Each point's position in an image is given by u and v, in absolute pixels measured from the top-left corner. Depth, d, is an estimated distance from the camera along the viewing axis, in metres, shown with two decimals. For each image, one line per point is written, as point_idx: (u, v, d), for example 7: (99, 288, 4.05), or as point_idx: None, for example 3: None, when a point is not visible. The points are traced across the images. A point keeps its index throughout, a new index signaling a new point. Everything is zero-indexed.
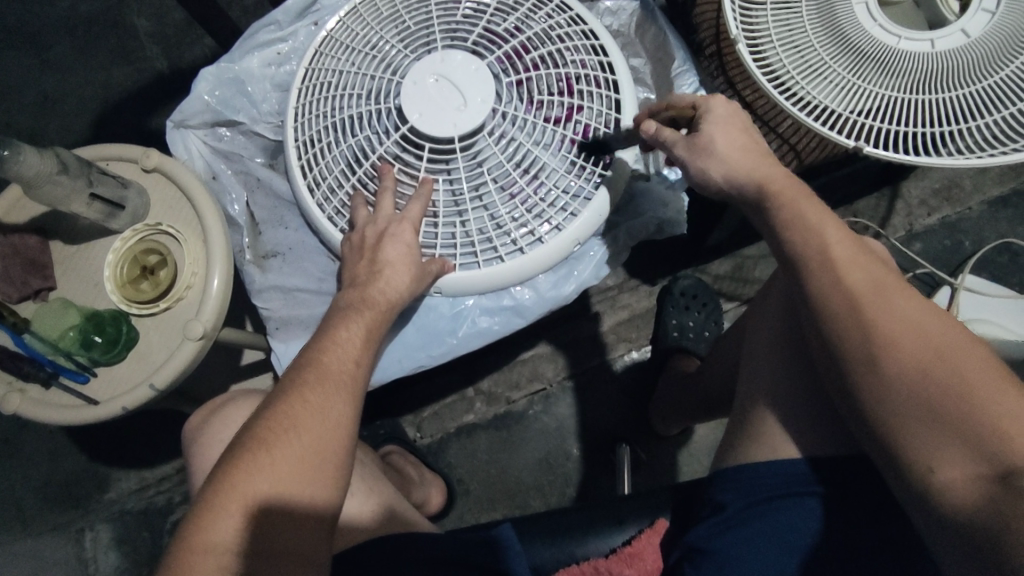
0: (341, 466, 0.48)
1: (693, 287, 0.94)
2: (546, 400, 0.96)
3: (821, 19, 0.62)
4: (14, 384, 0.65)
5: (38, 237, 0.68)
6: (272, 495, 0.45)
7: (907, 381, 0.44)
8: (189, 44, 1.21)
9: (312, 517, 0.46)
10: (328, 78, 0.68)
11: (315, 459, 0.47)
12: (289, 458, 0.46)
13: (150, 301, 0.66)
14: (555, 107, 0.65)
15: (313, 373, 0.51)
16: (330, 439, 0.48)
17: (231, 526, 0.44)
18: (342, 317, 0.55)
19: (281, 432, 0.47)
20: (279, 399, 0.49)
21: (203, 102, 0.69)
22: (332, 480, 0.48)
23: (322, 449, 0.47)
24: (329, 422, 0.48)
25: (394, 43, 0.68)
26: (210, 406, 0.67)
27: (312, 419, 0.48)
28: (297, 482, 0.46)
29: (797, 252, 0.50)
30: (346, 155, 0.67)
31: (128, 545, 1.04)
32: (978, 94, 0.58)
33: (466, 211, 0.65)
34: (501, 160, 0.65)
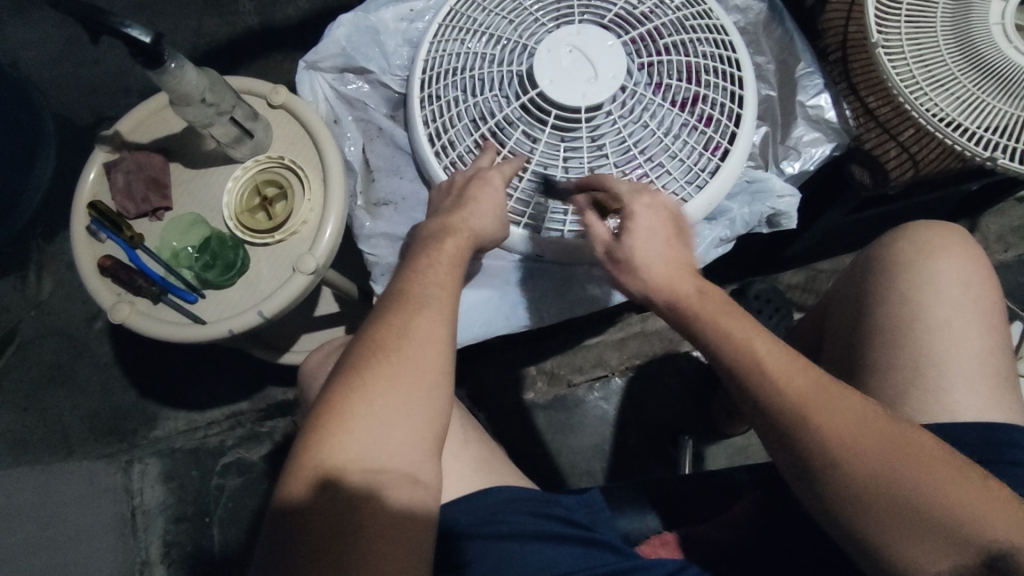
0: (441, 378, 0.50)
1: (767, 292, 0.95)
2: (605, 387, 0.98)
3: (954, 35, 0.63)
4: (123, 296, 0.66)
5: (161, 157, 0.69)
6: (373, 434, 0.47)
7: (856, 477, 0.46)
8: (284, 3, 1.22)
9: (411, 453, 0.48)
10: (457, 36, 0.68)
11: (413, 389, 0.49)
12: (390, 376, 0.49)
13: (265, 231, 0.67)
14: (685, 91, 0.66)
15: (408, 308, 0.51)
16: (427, 369, 0.50)
17: (344, 442, 0.47)
18: (427, 254, 0.55)
19: (381, 369, 0.49)
20: (370, 336, 0.51)
21: (338, 47, 0.71)
22: (431, 415, 0.49)
23: (425, 382, 0.50)
24: (429, 353, 0.50)
25: (529, 9, 0.67)
26: (321, 353, 0.68)
27: (411, 354, 0.50)
28: (396, 416, 0.48)
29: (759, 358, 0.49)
30: (469, 112, 0.66)
31: (173, 483, 1.04)
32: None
33: None
34: (623, 139, 0.64)
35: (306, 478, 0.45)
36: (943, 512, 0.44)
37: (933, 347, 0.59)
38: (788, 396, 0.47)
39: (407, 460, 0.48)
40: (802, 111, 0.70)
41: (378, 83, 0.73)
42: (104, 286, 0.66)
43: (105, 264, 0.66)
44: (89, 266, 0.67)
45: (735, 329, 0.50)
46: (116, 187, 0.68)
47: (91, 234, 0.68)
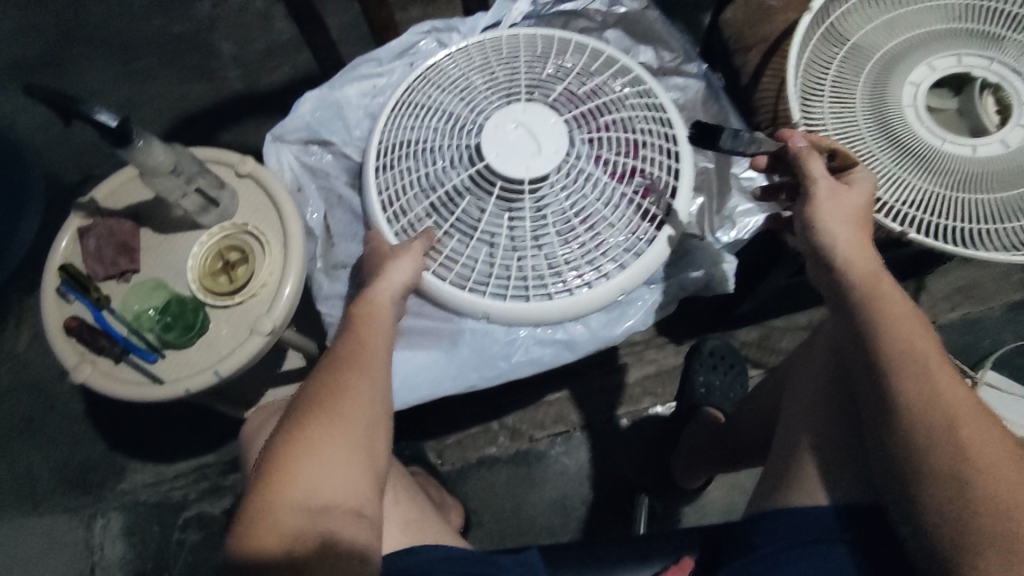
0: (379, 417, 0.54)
1: (721, 349, 0.98)
2: (567, 442, 0.99)
3: (872, 117, 0.69)
4: (86, 356, 0.69)
5: (132, 223, 0.73)
6: (322, 481, 0.49)
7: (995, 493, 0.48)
8: (270, 69, 1.28)
9: (360, 488, 0.51)
10: (414, 113, 0.73)
11: (360, 431, 0.52)
12: (330, 423, 0.51)
13: (226, 294, 0.70)
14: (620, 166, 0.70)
15: (350, 360, 0.55)
16: (369, 409, 0.53)
17: (290, 490, 0.48)
18: (362, 304, 0.58)
19: (327, 420, 0.51)
20: (313, 387, 0.53)
21: (304, 121, 0.76)
22: (373, 450, 0.53)
23: (369, 425, 0.53)
24: (369, 398, 0.53)
25: (481, 89, 0.73)
26: (263, 414, 0.70)
27: (354, 400, 0.53)
28: (343, 461, 0.50)
29: (917, 348, 0.52)
30: (422, 183, 0.70)
31: (135, 537, 1.05)
32: (993, 203, 0.65)
33: (525, 255, 0.67)
34: (564, 209, 0.68)
35: (262, 535, 0.47)
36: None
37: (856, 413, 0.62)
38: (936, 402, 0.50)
39: (356, 496, 0.50)
40: (736, 182, 0.74)
41: (340, 154, 0.78)
42: (69, 346, 0.69)
43: (70, 325, 0.69)
44: (56, 326, 0.70)
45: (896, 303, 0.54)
46: (87, 251, 0.72)
47: (60, 295, 0.71)
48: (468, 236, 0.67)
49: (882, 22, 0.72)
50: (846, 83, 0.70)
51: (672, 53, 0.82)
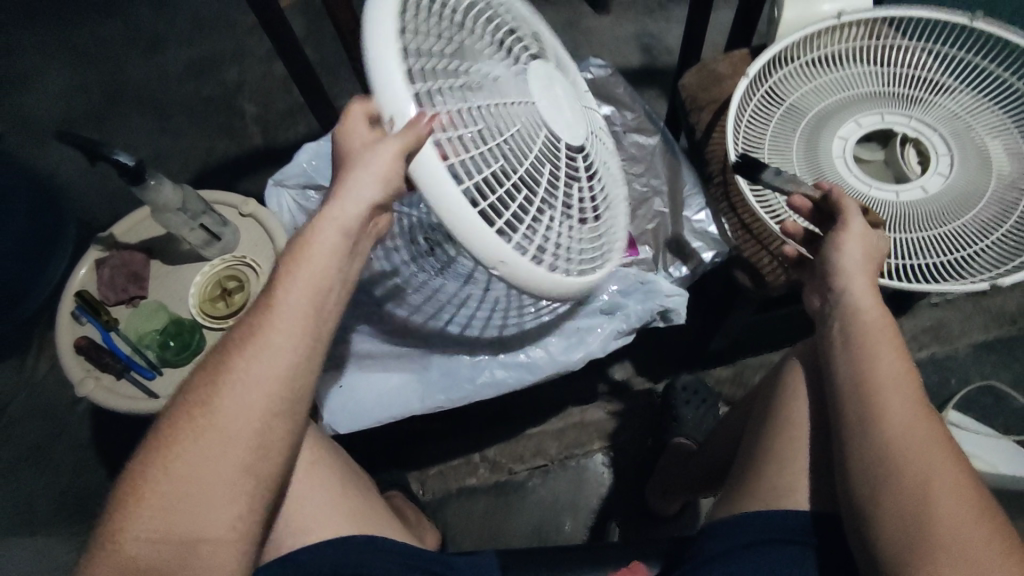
0: (256, 424, 0.48)
1: (693, 384, 1.02)
2: (544, 474, 1.03)
3: (807, 167, 0.77)
4: (91, 372, 0.76)
5: (144, 255, 0.82)
6: (188, 478, 0.47)
7: (954, 515, 0.51)
8: (286, 129, 1.43)
9: (228, 488, 0.48)
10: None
11: (233, 429, 0.48)
12: (199, 438, 0.48)
13: (223, 317, 0.78)
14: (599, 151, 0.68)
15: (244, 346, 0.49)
16: (242, 422, 0.48)
17: (152, 501, 0.47)
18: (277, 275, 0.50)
19: (195, 432, 0.48)
20: (195, 383, 0.49)
21: (301, 168, 0.86)
22: (249, 450, 0.48)
23: (248, 424, 0.48)
24: (247, 405, 0.48)
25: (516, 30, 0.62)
26: None
27: (227, 407, 0.48)
28: (214, 459, 0.47)
29: (897, 377, 0.56)
30: (457, 74, 0.52)
31: None
32: (915, 243, 0.71)
33: (555, 220, 0.55)
34: (585, 185, 0.60)
35: (119, 550, 0.46)
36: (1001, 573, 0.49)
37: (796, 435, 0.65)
38: (908, 430, 0.54)
39: (225, 510, 0.47)
40: (690, 224, 0.83)
41: None
42: (77, 362, 0.76)
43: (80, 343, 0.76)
44: (67, 345, 0.77)
45: (878, 334, 0.58)
46: (101, 279, 0.80)
47: (73, 317, 0.79)
48: (505, 170, 0.52)
49: (818, 84, 0.80)
50: (784, 137, 0.79)
51: (634, 114, 0.91)
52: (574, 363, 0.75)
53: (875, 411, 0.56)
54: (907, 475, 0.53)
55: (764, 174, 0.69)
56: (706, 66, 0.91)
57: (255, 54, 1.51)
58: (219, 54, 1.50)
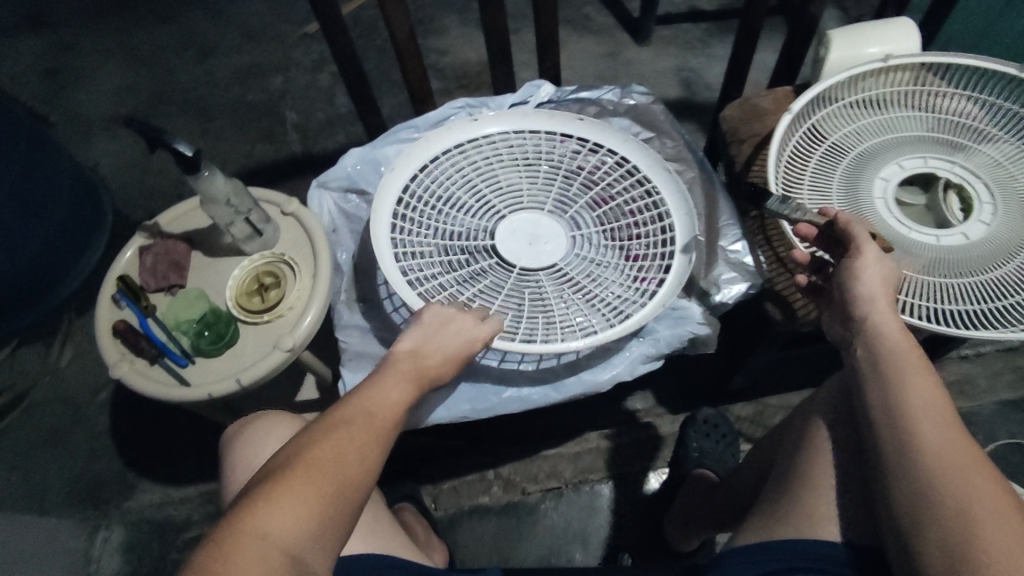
0: (342, 487, 0.54)
1: (714, 417, 1.02)
2: (557, 498, 1.02)
3: (847, 206, 0.77)
4: (126, 356, 0.77)
5: (186, 245, 0.84)
6: (269, 510, 0.50)
7: (992, 536, 0.49)
8: (324, 138, 1.46)
9: (297, 524, 0.50)
10: (606, 244, 0.82)
11: (316, 480, 0.52)
12: (301, 492, 0.51)
13: (257, 311, 0.78)
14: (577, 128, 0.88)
15: (336, 423, 0.57)
16: (332, 484, 0.53)
17: (247, 551, 0.47)
18: (376, 379, 0.63)
19: (281, 487, 0.51)
20: (297, 449, 0.55)
21: (345, 171, 0.88)
22: (323, 498, 0.52)
23: (333, 480, 0.53)
24: (343, 466, 0.54)
25: (617, 250, 0.81)
26: (241, 420, 0.73)
27: (324, 465, 0.53)
28: (298, 502, 0.51)
29: (921, 400, 0.55)
30: (547, 278, 0.80)
31: (133, 552, 1.10)
32: (958, 288, 0.71)
33: (414, 237, 0.81)
34: (461, 213, 0.83)
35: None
36: None
37: (817, 473, 0.65)
38: (940, 452, 0.53)
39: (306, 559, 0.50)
40: (724, 255, 0.81)
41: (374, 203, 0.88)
42: (113, 345, 0.77)
43: (119, 327, 0.78)
44: (105, 327, 0.79)
45: (897, 359, 0.58)
46: (144, 266, 0.82)
47: (114, 301, 0.81)
48: (460, 265, 0.80)
49: (860, 125, 0.81)
50: (825, 175, 0.79)
51: (673, 142, 0.93)
52: (599, 384, 0.75)
53: (911, 438, 0.55)
54: (940, 495, 0.52)
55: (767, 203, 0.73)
56: (748, 101, 0.93)
57: (301, 64, 1.55)
58: (267, 63, 1.55)
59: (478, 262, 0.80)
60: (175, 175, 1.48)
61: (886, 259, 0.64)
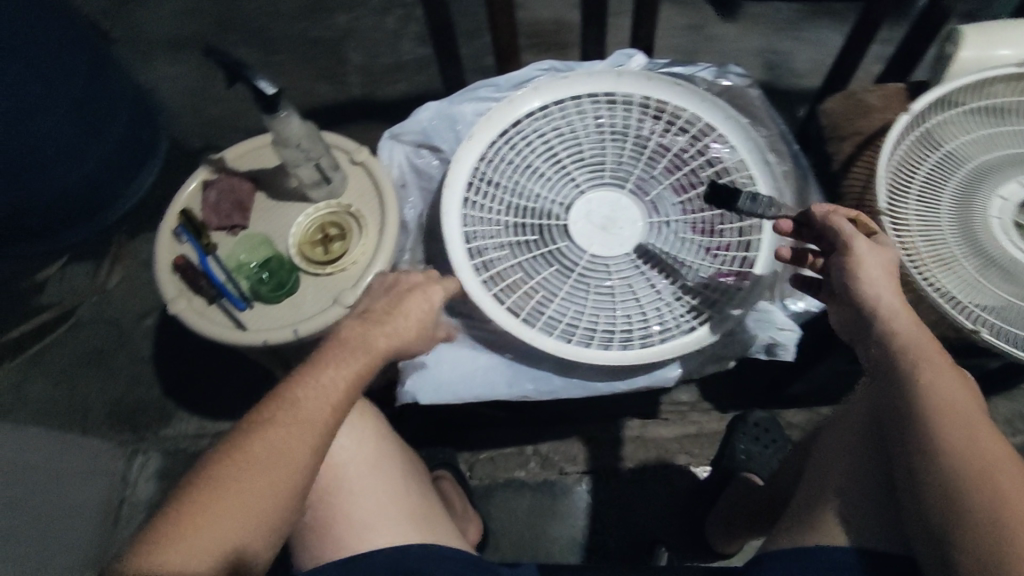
0: (273, 492, 0.52)
1: (766, 421, 0.98)
2: (595, 482, 1.00)
3: (956, 222, 0.71)
4: (184, 293, 0.76)
5: (251, 185, 0.81)
6: (189, 531, 0.49)
7: None
8: (387, 86, 1.43)
9: (268, 528, 0.52)
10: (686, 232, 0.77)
11: (271, 484, 0.52)
12: (223, 504, 0.50)
13: (319, 263, 0.76)
14: (674, 98, 0.81)
15: (267, 418, 0.54)
16: (259, 490, 0.51)
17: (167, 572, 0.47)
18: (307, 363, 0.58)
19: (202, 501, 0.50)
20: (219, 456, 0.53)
21: (420, 125, 0.83)
22: (280, 499, 0.52)
23: (266, 486, 0.52)
24: (269, 474, 0.52)
25: (700, 240, 0.76)
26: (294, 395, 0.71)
27: (251, 475, 0.51)
28: (260, 509, 0.51)
29: (945, 397, 0.54)
30: (619, 265, 0.76)
31: (168, 479, 1.11)
32: None
33: (487, 208, 0.78)
34: (539, 185, 0.79)
35: None
36: None
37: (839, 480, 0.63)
38: (971, 448, 0.51)
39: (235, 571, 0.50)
40: None
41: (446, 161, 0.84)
42: (172, 281, 0.76)
43: (179, 263, 0.77)
44: (165, 262, 0.77)
45: (916, 353, 0.57)
46: (207, 202, 0.80)
47: (174, 236, 0.79)
48: (533, 242, 0.77)
49: (979, 135, 0.75)
50: (934, 187, 0.73)
51: (768, 130, 0.86)
52: (667, 380, 0.74)
53: (940, 438, 0.53)
54: (968, 495, 0.50)
55: (739, 202, 0.71)
56: (853, 96, 0.86)
57: None
58: None
59: (552, 241, 0.77)
60: (231, 107, 1.45)
61: (877, 246, 0.62)
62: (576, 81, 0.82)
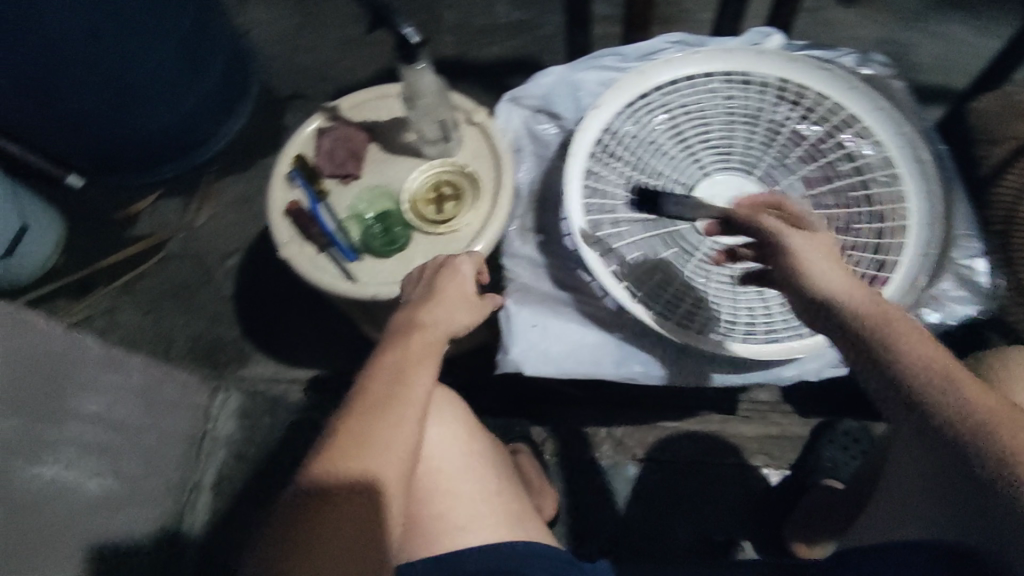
0: (394, 469, 0.54)
1: (856, 432, 0.98)
2: (670, 472, 1.00)
3: None
4: (295, 239, 0.76)
5: (365, 135, 0.80)
6: (323, 519, 0.52)
7: None
8: (479, 46, 1.39)
9: (376, 513, 0.53)
10: (814, 226, 0.74)
11: (382, 464, 0.53)
12: (347, 488, 0.52)
13: (432, 222, 0.75)
14: (816, 83, 0.74)
15: (364, 395, 0.56)
16: (380, 468, 0.53)
17: (309, 558, 0.51)
18: (393, 342, 0.59)
19: (326, 487, 0.52)
20: (336, 438, 0.54)
21: (541, 91, 0.81)
22: (399, 475, 0.54)
23: (384, 465, 0.53)
24: (389, 457, 0.54)
25: (832, 235, 0.73)
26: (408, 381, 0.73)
27: (369, 459, 0.53)
28: (374, 491, 0.53)
29: (930, 363, 0.45)
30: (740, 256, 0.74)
31: (247, 420, 1.13)
32: None
33: (609, 184, 0.75)
34: (663, 165, 0.77)
35: None
36: None
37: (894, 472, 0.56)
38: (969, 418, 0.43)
39: (372, 547, 0.53)
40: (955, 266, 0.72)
41: (564, 129, 0.81)
42: (284, 225, 0.76)
43: (293, 209, 0.76)
44: (279, 206, 0.77)
45: (864, 313, 0.47)
46: (321, 149, 0.79)
47: (287, 179, 0.78)
48: (654, 222, 0.75)
49: None
50: None
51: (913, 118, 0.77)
52: (783, 377, 0.70)
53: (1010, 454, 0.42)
54: (1005, 479, 0.42)
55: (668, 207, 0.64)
56: (1009, 96, 0.80)
57: None
58: None
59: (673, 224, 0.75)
60: (322, 56, 1.44)
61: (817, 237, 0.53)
62: (710, 57, 0.75)
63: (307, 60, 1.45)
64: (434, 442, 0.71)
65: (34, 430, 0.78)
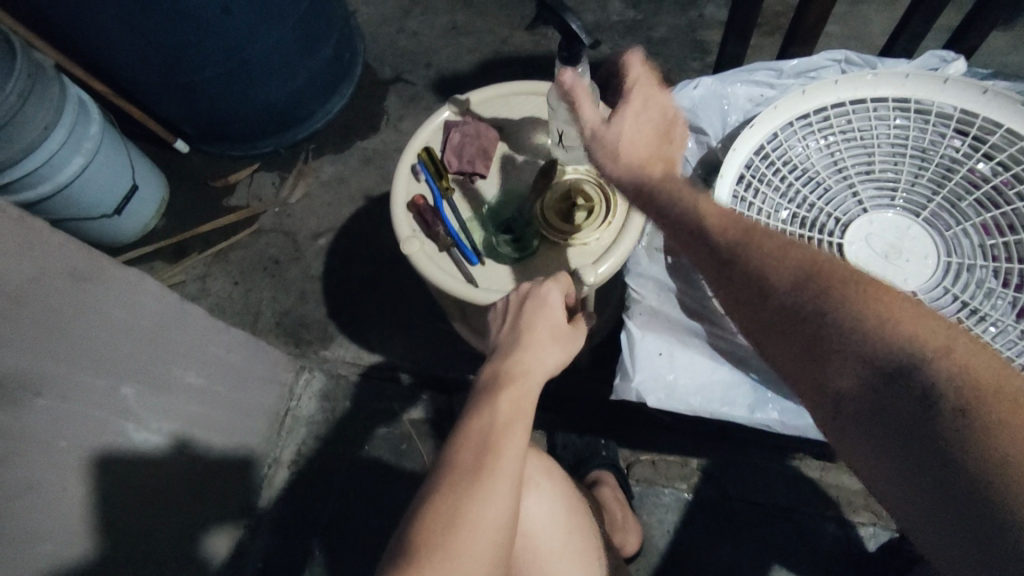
0: (490, 545, 0.50)
1: None
2: (763, 518, 0.92)
3: None
4: (415, 234, 0.73)
5: (496, 133, 0.77)
6: None
7: (824, 297, 0.44)
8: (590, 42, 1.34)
9: None
10: (985, 282, 0.65)
11: (475, 543, 0.49)
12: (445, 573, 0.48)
13: (560, 230, 0.71)
14: (1004, 120, 0.66)
15: (454, 464, 0.53)
16: (476, 546, 0.49)
17: None
18: (479, 402, 0.56)
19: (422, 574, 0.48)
20: (428, 515, 0.51)
21: (686, 101, 0.75)
22: (494, 553, 0.50)
23: (479, 542, 0.50)
24: (483, 533, 0.50)
25: (1003, 292, 0.64)
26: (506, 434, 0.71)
27: (463, 537, 0.49)
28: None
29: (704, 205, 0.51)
30: None
31: (328, 402, 1.14)
32: None
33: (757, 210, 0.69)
34: (816, 197, 0.70)
35: None
36: (878, 335, 0.41)
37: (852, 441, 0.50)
38: (722, 226, 0.49)
39: None
40: None
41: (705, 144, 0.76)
42: (405, 219, 0.73)
43: (418, 203, 0.73)
44: (402, 198, 0.74)
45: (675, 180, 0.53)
46: (449, 144, 0.76)
47: (412, 172, 0.76)
48: None
49: None
50: None
51: None
52: None
53: (793, 289, 0.45)
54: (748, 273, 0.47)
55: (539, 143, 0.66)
56: None
57: None
58: None
59: None
60: (427, 40, 1.42)
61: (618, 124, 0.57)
62: (881, 81, 0.70)
63: (412, 42, 1.42)
64: (533, 514, 0.68)
65: (145, 397, 0.77)
